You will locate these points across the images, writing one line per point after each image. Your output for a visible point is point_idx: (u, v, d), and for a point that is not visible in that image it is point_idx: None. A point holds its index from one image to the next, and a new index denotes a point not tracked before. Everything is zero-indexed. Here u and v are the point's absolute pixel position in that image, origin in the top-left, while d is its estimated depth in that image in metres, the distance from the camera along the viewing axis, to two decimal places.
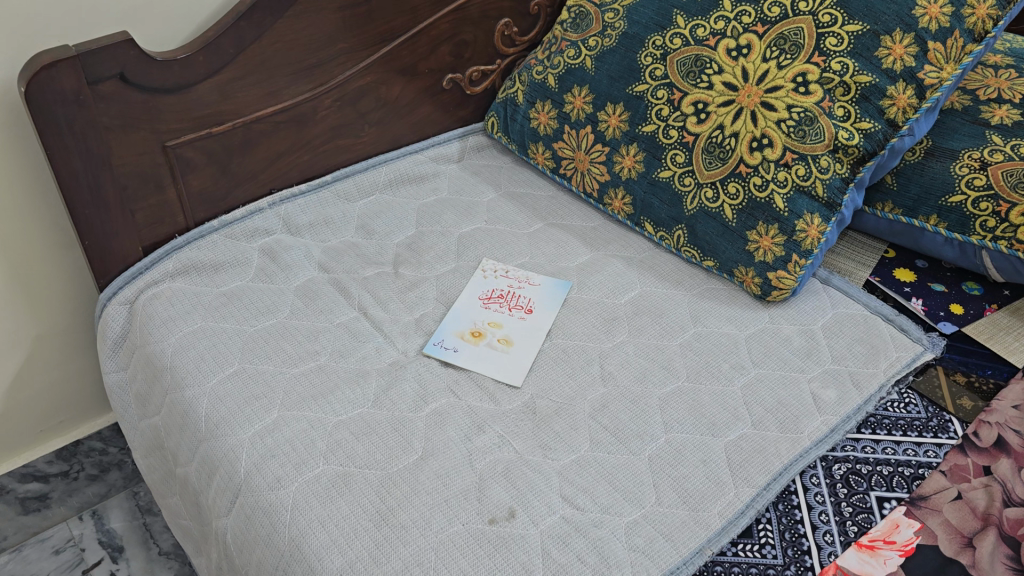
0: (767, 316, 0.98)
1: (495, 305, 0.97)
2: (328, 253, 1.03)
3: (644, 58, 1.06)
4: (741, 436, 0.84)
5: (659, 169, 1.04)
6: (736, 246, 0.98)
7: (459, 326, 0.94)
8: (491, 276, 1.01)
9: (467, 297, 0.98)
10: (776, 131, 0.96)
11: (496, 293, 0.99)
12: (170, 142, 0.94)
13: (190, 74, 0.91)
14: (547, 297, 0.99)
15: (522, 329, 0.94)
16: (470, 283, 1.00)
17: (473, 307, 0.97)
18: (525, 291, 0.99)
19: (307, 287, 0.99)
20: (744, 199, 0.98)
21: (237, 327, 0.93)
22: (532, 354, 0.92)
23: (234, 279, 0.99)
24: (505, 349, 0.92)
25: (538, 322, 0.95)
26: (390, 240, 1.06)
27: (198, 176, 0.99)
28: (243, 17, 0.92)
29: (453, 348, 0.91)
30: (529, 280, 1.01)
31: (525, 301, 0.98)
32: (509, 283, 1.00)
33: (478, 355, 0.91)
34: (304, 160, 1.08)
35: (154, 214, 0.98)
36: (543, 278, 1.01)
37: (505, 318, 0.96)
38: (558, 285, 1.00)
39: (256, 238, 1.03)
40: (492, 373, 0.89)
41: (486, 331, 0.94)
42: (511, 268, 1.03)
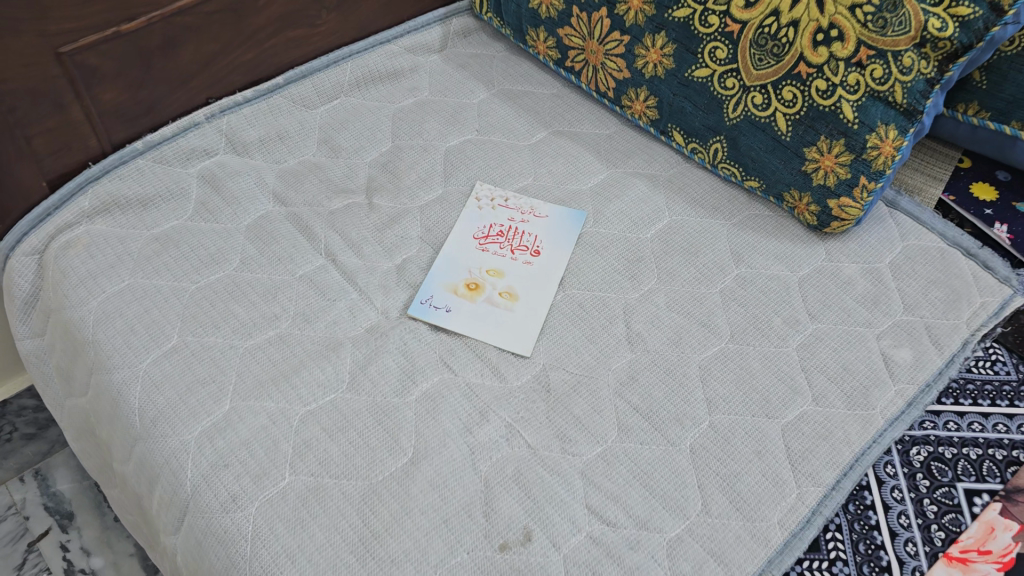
0: (824, 251, 0.81)
1: (493, 247, 0.79)
2: (283, 179, 0.84)
3: None
4: (802, 417, 0.69)
5: (694, 66, 0.83)
6: (791, 166, 0.80)
7: (450, 277, 0.77)
8: (487, 207, 0.83)
9: (458, 236, 0.80)
10: (849, 20, 0.74)
11: (494, 230, 0.81)
12: (64, 48, 0.72)
13: None
14: (556, 234, 0.80)
15: (528, 279, 0.77)
16: (462, 217, 0.82)
17: (466, 250, 0.79)
18: (529, 227, 0.81)
19: (261, 226, 0.80)
20: (803, 108, 0.78)
21: (173, 285, 0.74)
22: (542, 312, 0.75)
23: (169, 219, 0.79)
24: (508, 307, 0.75)
25: (547, 269, 0.78)
26: (361, 159, 0.87)
27: (108, 88, 0.77)
28: None
29: (444, 308, 0.74)
30: (533, 212, 0.82)
31: (530, 241, 0.80)
32: (509, 216, 0.82)
33: (476, 317, 0.74)
34: (247, 58, 0.87)
35: (58, 140, 0.77)
36: (552, 206, 0.83)
37: (506, 264, 0.78)
38: (571, 217, 0.82)
39: (193, 161, 0.83)
40: (493, 340, 0.72)
41: (484, 283, 0.76)
42: (511, 194, 0.84)
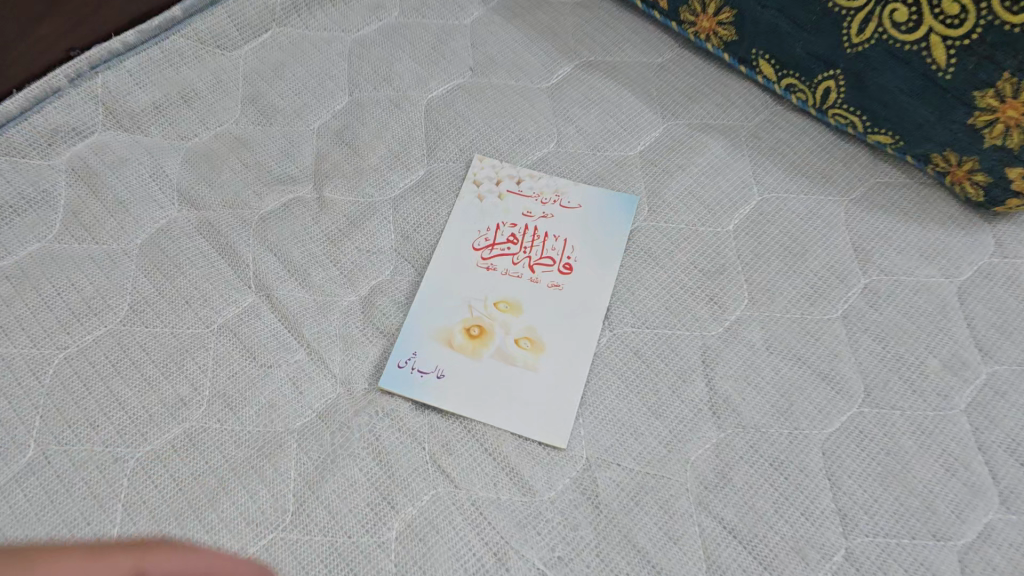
0: (994, 241, 0.55)
1: (503, 261, 0.54)
2: (194, 166, 0.57)
3: None
4: (988, 536, 0.45)
5: None
6: (949, 117, 0.52)
7: (441, 318, 0.52)
8: (490, 195, 0.57)
9: (450, 248, 0.54)
10: None
11: (503, 234, 0.55)
12: None
13: None
14: (595, 235, 0.55)
15: (557, 314, 0.52)
16: (454, 214, 0.56)
17: (464, 271, 0.54)
18: (555, 226, 0.55)
19: (161, 247, 0.54)
20: (976, 27, 0.49)
21: (29, 355, 0.50)
22: (580, 370, 0.50)
23: (25, 241, 0.54)
24: (530, 365, 0.50)
25: (584, 296, 0.53)
26: (305, 126, 0.60)
27: None
28: None
29: (433, 373, 0.50)
30: (560, 200, 0.56)
31: (557, 249, 0.54)
32: (524, 209, 0.56)
33: (482, 385, 0.50)
34: None
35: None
36: (586, 188, 0.57)
37: (523, 290, 0.53)
38: (616, 205, 0.56)
39: (57, 145, 0.57)
40: (509, 425, 0.48)
41: (493, 325, 0.52)
42: (525, 172, 0.58)
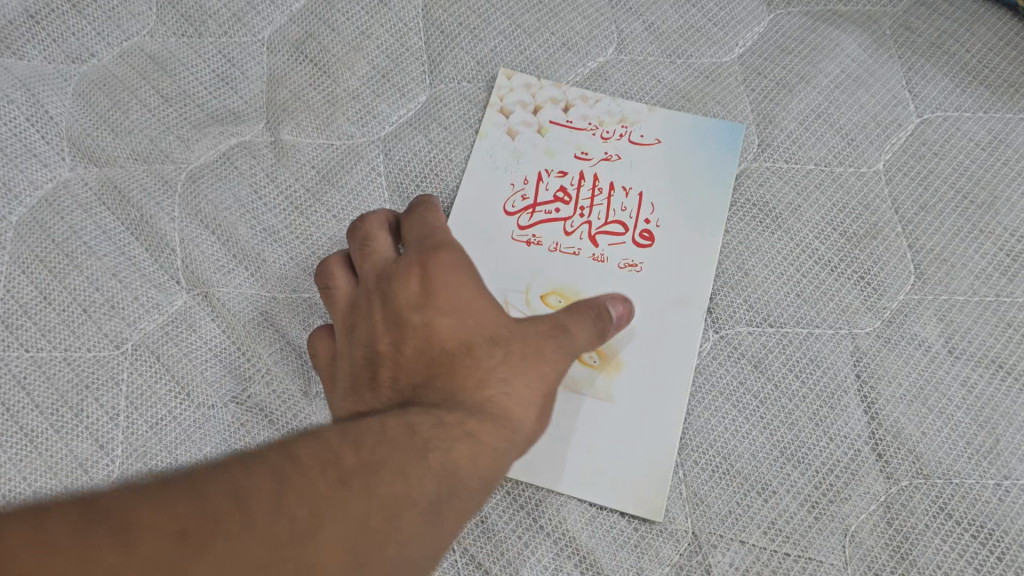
0: None
1: (551, 228, 0.36)
2: (91, 102, 0.39)
3: None
4: None
5: None
6: None
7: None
8: (527, 128, 0.39)
9: (473, 212, 0.37)
10: None
11: (549, 187, 0.37)
12: None
13: None
14: (686, 188, 0.37)
15: (636, 310, 0.35)
16: (475, 159, 0.38)
17: (494, 248, 0.36)
18: (625, 173, 0.38)
19: (43, 227, 0.37)
20: None
21: None
22: (677, 399, 0.34)
23: None
24: (601, 392, 0.34)
25: (676, 282, 0.35)
26: (251, 35, 0.41)
27: None
28: None
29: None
30: (629, 134, 0.38)
31: (629, 208, 0.37)
32: (577, 149, 0.38)
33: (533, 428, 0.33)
34: None
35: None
36: (666, 113, 0.39)
37: (585, 274, 0.36)
38: (713, 140, 0.38)
39: None
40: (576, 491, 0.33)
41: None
42: (575, 91, 0.39)
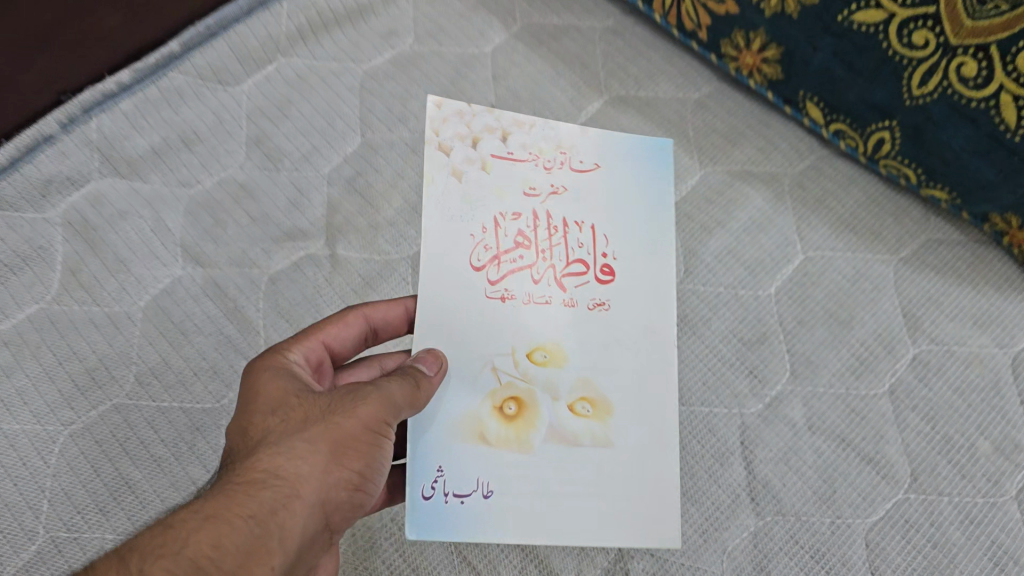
0: None
1: (525, 282, 0.44)
2: (198, 220, 0.55)
3: None
4: None
5: (856, 5, 0.50)
6: (1014, 182, 0.49)
7: (454, 401, 0.42)
8: (479, 172, 0.46)
9: (456, 290, 0.43)
10: None
11: (510, 231, 0.45)
12: None
13: None
14: (634, 210, 0.47)
15: (605, 356, 0.44)
16: (430, 208, 0.44)
17: (469, 310, 0.43)
18: (578, 203, 0.46)
19: (166, 312, 0.52)
20: None
21: (34, 435, 0.49)
22: (650, 433, 0.44)
23: (23, 303, 0.52)
24: (595, 436, 0.43)
25: (638, 321, 0.45)
26: (315, 172, 0.56)
27: None
28: None
29: (464, 494, 0.41)
30: (569, 161, 0.47)
31: (593, 245, 0.46)
32: (524, 184, 0.46)
33: (541, 482, 0.42)
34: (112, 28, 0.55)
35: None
36: (598, 137, 0.48)
37: (552, 326, 0.44)
38: (646, 168, 0.48)
39: (53, 196, 0.55)
40: (594, 538, 0.42)
41: (531, 387, 0.43)
42: (503, 124, 0.47)
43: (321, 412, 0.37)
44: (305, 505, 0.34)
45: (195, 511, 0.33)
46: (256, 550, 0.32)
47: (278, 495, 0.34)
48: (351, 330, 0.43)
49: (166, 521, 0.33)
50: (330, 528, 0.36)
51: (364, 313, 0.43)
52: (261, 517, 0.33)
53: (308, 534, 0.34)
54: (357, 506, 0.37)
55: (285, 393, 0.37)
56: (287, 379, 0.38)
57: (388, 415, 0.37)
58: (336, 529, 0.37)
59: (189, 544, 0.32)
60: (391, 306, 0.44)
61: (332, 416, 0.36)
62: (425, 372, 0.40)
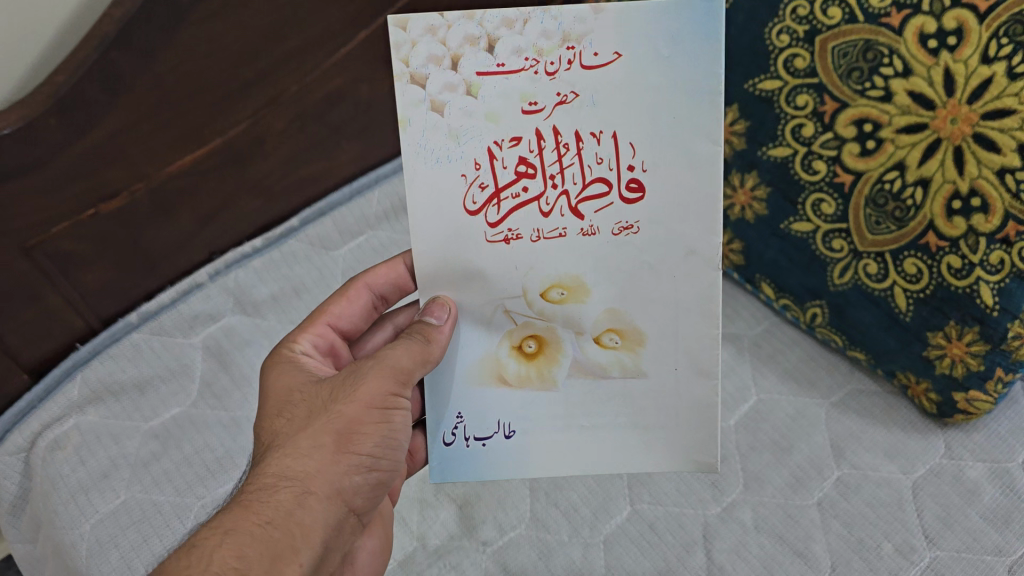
0: (943, 444, 0.68)
1: (530, 219, 0.51)
2: None
3: (777, 36, 0.69)
4: None
5: (793, 218, 0.71)
6: (908, 349, 0.68)
7: (481, 355, 0.54)
8: (467, 97, 0.48)
9: (464, 236, 0.50)
10: (996, 188, 0.60)
11: (509, 160, 0.49)
12: (32, 243, 0.63)
13: (39, 149, 0.58)
14: (653, 97, 0.48)
15: (628, 285, 0.52)
16: (414, 151, 0.48)
17: (480, 255, 0.51)
18: (594, 111, 0.48)
19: None
20: (930, 284, 0.65)
21: (175, 503, 0.65)
22: (678, 351, 0.53)
23: (170, 405, 0.70)
24: (622, 366, 0.53)
25: (670, 242, 0.50)
26: None
27: (92, 268, 0.69)
28: (116, 44, 0.57)
29: (483, 438, 0.55)
30: (582, 53, 0.47)
31: (617, 156, 0.49)
32: (523, 99, 0.48)
33: (562, 417, 0.55)
34: (254, 207, 0.77)
35: (36, 329, 0.68)
36: (615, 14, 0.47)
37: (565, 265, 0.51)
38: (684, 35, 0.47)
39: (196, 328, 0.74)
40: (620, 467, 0.55)
41: (550, 324, 0.53)
42: (488, 30, 0.47)
43: (327, 406, 0.48)
44: (319, 498, 0.45)
45: (219, 530, 0.42)
46: (281, 549, 0.42)
47: (293, 495, 0.44)
48: (356, 301, 0.58)
49: (191, 544, 0.41)
50: (354, 509, 0.48)
51: (364, 284, 0.58)
52: (278, 520, 0.43)
53: (329, 518, 0.45)
54: (376, 483, 0.49)
55: (292, 401, 0.50)
56: (294, 376, 0.52)
57: (395, 385, 0.49)
58: (359, 508, 0.48)
59: (217, 561, 0.40)
60: (387, 273, 0.59)
61: (336, 404, 0.48)
62: (432, 326, 0.50)
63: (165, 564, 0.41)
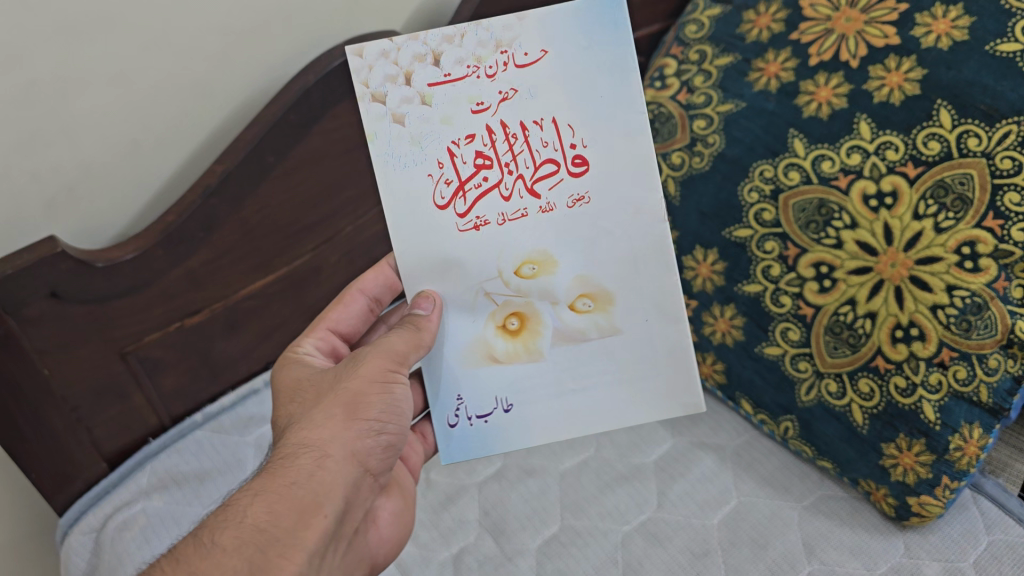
0: (903, 544, 0.76)
1: (497, 207, 0.61)
2: None
3: (748, 193, 0.84)
4: None
5: (765, 342, 0.84)
6: (867, 458, 0.78)
7: (470, 340, 0.63)
8: (422, 105, 0.60)
9: (440, 227, 0.61)
10: (930, 320, 0.72)
11: (467, 155, 0.61)
12: (128, 349, 0.76)
13: (144, 272, 0.73)
14: (579, 84, 0.60)
15: (587, 251, 0.62)
16: (383, 158, 0.60)
17: (454, 243, 0.61)
18: (534, 101, 0.61)
19: None
20: (882, 401, 0.76)
21: None
22: (642, 302, 0.63)
23: (223, 493, 0.78)
24: (599, 326, 0.64)
25: (618, 208, 0.61)
26: None
27: (171, 374, 0.81)
28: (213, 192, 0.73)
29: (483, 415, 0.64)
30: (512, 56, 0.60)
31: (560, 137, 0.61)
32: (471, 101, 0.60)
33: (552, 384, 0.64)
34: (308, 325, 0.89)
35: (117, 423, 0.80)
36: (534, 22, 0.60)
37: (536, 239, 0.62)
38: (596, 30, 0.60)
39: (250, 428, 0.84)
40: (616, 419, 0.65)
41: (528, 299, 0.63)
42: (433, 48, 0.60)
43: (333, 385, 0.57)
44: (335, 460, 0.53)
45: (249, 492, 0.51)
46: (306, 504, 0.51)
47: (311, 459, 0.52)
48: (351, 305, 0.66)
49: (228, 505, 0.51)
50: (370, 470, 0.56)
51: (357, 290, 0.67)
52: (301, 480, 0.51)
53: (349, 477, 0.53)
54: (386, 445, 0.57)
55: (300, 390, 0.58)
56: (303, 371, 0.60)
57: (392, 363, 0.58)
58: (375, 469, 0.57)
59: (251, 516, 0.49)
60: (376, 275, 0.67)
61: (338, 385, 0.56)
62: (421, 313, 0.60)
63: (207, 520, 0.50)
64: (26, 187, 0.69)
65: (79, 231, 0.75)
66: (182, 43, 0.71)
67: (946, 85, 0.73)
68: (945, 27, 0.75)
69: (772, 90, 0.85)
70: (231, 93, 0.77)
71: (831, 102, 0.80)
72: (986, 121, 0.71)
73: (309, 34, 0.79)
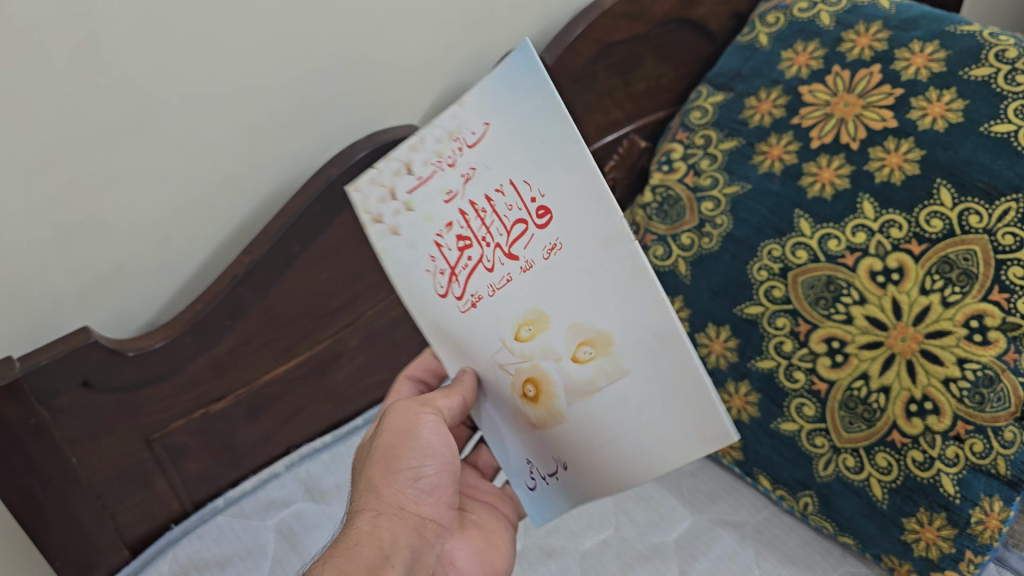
0: None
1: (485, 279, 0.55)
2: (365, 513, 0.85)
3: (758, 271, 0.86)
4: None
5: (781, 418, 0.84)
6: (888, 533, 0.77)
7: (510, 409, 0.60)
8: (408, 213, 0.57)
9: (450, 321, 0.58)
10: (943, 394, 0.73)
11: (451, 242, 0.56)
12: (154, 436, 0.78)
13: (172, 360, 0.75)
14: (525, 141, 0.50)
15: (570, 297, 0.51)
16: (395, 269, 0.59)
17: (466, 323, 0.58)
18: (492, 171, 0.52)
19: None
20: (900, 475, 0.76)
21: None
22: (640, 335, 0.49)
23: None
24: (604, 372, 0.52)
25: (586, 244, 0.49)
26: None
27: (194, 460, 0.82)
28: (241, 281, 0.75)
29: (547, 475, 0.61)
30: (463, 140, 0.53)
31: (520, 196, 0.51)
32: (441, 191, 0.55)
33: (583, 438, 0.56)
34: (329, 409, 0.91)
35: (140, 511, 0.81)
36: (471, 105, 0.53)
37: (520, 303, 0.53)
38: (520, 83, 0.49)
39: (272, 511, 0.85)
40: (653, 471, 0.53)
41: (535, 363, 0.55)
42: (404, 159, 0.57)
43: (373, 440, 0.62)
44: (385, 518, 0.56)
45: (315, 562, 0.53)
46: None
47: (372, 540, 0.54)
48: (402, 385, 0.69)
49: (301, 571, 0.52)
50: (426, 517, 0.59)
51: (404, 373, 0.70)
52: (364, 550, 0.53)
53: None
54: (431, 489, 0.60)
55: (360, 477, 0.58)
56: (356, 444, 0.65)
57: (420, 407, 0.62)
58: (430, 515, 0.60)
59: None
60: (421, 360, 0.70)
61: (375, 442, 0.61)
62: (461, 382, 0.60)
63: None
64: (60, 280, 0.72)
65: (111, 320, 0.77)
66: (215, 139, 0.75)
67: (943, 165, 0.77)
68: (940, 110, 0.79)
69: (775, 172, 0.88)
70: (257, 186, 0.81)
71: (833, 183, 0.83)
72: (986, 199, 0.74)
73: (332, 131, 0.83)
